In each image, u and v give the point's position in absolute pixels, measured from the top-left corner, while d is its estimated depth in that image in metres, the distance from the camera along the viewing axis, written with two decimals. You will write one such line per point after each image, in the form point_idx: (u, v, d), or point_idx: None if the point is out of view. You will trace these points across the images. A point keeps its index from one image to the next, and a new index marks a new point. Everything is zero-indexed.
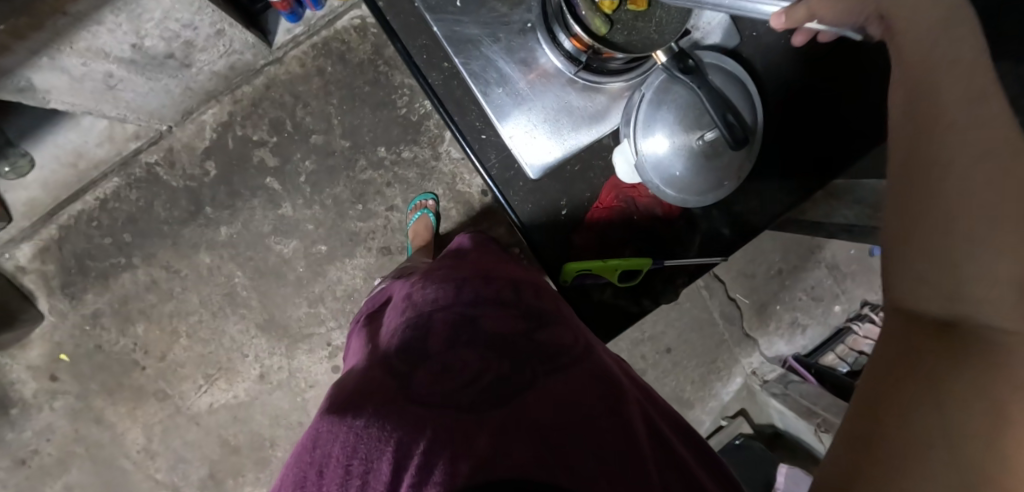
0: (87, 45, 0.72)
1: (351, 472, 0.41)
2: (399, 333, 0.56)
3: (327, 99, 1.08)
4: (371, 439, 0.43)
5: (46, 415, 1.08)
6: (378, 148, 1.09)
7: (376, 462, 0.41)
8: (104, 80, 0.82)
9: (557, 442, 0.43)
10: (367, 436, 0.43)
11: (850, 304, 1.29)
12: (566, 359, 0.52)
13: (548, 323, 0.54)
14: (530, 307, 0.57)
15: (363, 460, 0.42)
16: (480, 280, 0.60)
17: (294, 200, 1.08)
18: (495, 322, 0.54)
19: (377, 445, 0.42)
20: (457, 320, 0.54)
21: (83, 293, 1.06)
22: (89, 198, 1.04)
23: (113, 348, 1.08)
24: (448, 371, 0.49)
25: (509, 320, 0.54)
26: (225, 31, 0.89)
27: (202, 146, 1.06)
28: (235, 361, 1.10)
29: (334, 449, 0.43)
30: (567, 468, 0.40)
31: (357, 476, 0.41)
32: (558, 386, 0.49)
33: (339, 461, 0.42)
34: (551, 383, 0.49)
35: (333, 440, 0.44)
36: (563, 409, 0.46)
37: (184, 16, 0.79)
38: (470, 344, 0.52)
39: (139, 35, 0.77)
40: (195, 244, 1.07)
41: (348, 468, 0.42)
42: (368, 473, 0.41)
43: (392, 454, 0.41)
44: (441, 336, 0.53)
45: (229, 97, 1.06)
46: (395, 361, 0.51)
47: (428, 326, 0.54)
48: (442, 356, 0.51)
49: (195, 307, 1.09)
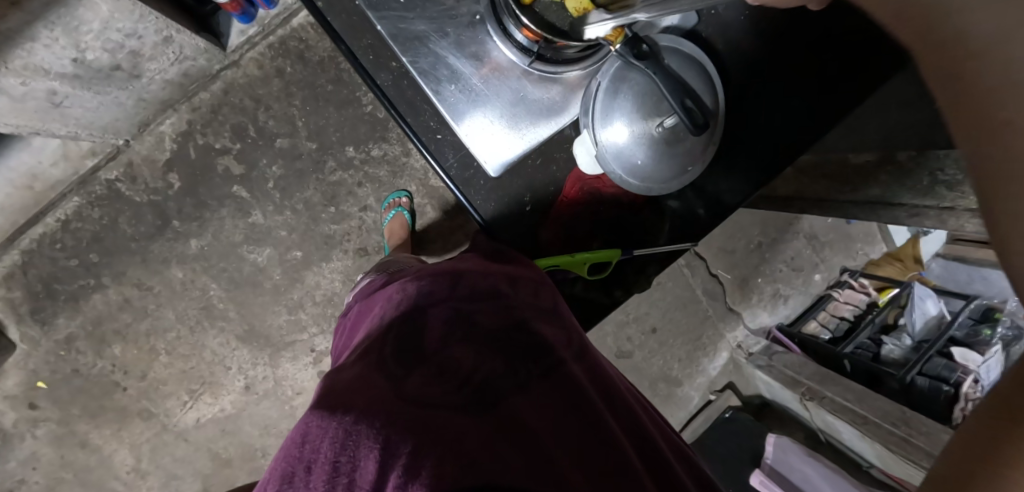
0: (23, 63, 0.70)
1: (339, 470, 0.36)
2: (387, 323, 0.50)
3: (289, 101, 1.04)
4: (359, 434, 0.38)
5: (30, 444, 1.06)
6: (347, 148, 1.07)
7: (364, 460, 0.36)
8: (48, 98, 0.79)
9: (549, 452, 0.41)
10: (356, 430, 0.38)
11: (830, 272, 1.34)
12: (561, 355, 0.49)
13: (543, 317, 0.51)
14: (531, 306, 0.51)
15: (352, 456, 0.37)
16: (478, 270, 0.52)
17: (264, 207, 1.06)
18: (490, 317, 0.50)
19: (366, 440, 0.37)
20: (454, 316, 0.50)
21: (55, 317, 1.04)
22: (50, 220, 1.01)
23: (90, 371, 1.06)
24: (442, 371, 0.46)
25: (505, 317, 0.50)
26: (173, 37, 0.85)
27: (163, 157, 1.03)
28: (218, 374, 1.09)
29: (321, 444, 0.38)
30: (559, 480, 0.39)
31: (344, 473, 0.36)
32: (552, 389, 0.46)
33: (325, 456, 0.37)
34: (545, 385, 0.46)
35: (320, 436, 0.38)
36: (556, 415, 0.45)
37: (126, 26, 0.76)
38: (466, 340, 0.48)
39: (79, 48, 0.74)
40: (166, 259, 1.05)
41: (336, 465, 0.36)
42: (355, 471, 0.36)
43: (381, 451, 0.36)
44: (436, 334, 0.49)
45: (187, 105, 1.02)
46: (387, 357, 0.46)
47: (420, 321, 0.50)
48: (437, 356, 0.47)
49: (171, 323, 1.07)
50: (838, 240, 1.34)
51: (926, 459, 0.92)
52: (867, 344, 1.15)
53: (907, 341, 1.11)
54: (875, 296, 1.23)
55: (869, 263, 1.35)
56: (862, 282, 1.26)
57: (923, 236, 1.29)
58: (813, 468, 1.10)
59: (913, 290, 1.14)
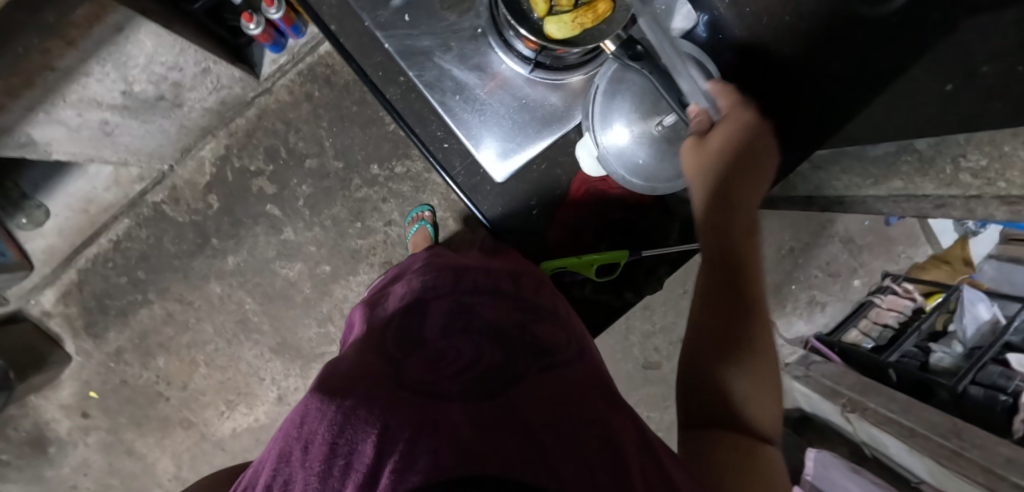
0: (79, 97, 0.76)
1: (336, 451, 0.38)
2: (395, 320, 0.54)
3: (318, 123, 1.10)
4: (358, 420, 0.40)
5: (82, 450, 1.13)
6: (371, 166, 1.11)
7: (361, 443, 0.37)
8: (101, 127, 0.86)
9: (544, 442, 0.39)
10: (355, 416, 0.40)
11: (870, 277, 1.27)
12: (561, 356, 0.50)
13: (545, 318, 0.53)
14: (531, 300, 0.55)
15: (349, 439, 0.38)
16: (480, 268, 0.57)
17: (295, 224, 1.11)
18: (490, 310, 0.53)
19: (363, 426, 0.39)
20: (455, 309, 0.53)
21: (106, 331, 1.11)
22: (103, 240, 1.09)
23: (137, 382, 1.12)
24: (441, 359, 0.47)
25: (509, 313, 0.53)
26: (210, 68, 0.92)
27: (203, 181, 1.10)
28: (253, 385, 1.14)
29: (320, 427, 0.39)
30: (554, 470, 0.36)
31: (341, 456, 0.37)
32: (551, 382, 0.46)
33: (323, 438, 0.38)
34: (545, 377, 0.46)
35: (320, 418, 0.40)
36: (554, 406, 0.43)
37: (169, 59, 0.83)
38: (466, 333, 0.50)
39: (128, 81, 0.81)
40: (206, 275, 1.11)
41: (333, 446, 0.38)
42: (351, 454, 0.37)
43: (377, 436, 0.38)
44: (437, 326, 0.51)
45: (224, 130, 1.09)
46: (392, 350, 0.50)
47: (424, 316, 0.53)
48: (438, 345, 0.49)
49: (210, 336, 1.12)
50: (876, 243, 1.26)
51: (982, 474, 0.82)
52: (913, 352, 1.09)
53: (958, 349, 1.04)
54: (921, 301, 1.18)
55: (913, 268, 1.27)
56: (907, 287, 1.19)
57: (973, 237, 1.24)
58: (856, 484, 1.03)
59: (963, 294, 1.08)
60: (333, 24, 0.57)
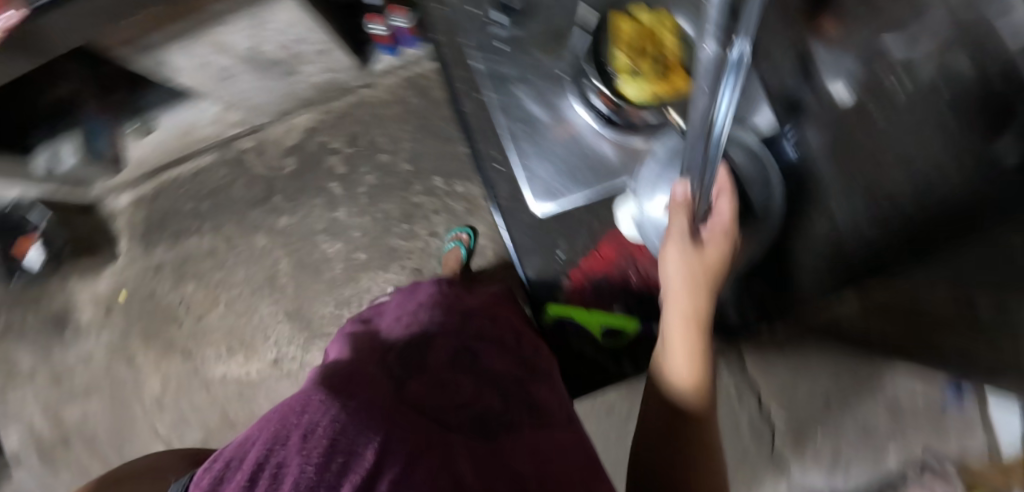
0: (215, 39, 0.86)
1: (335, 447, 0.35)
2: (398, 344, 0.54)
3: (403, 125, 1.18)
4: (360, 423, 0.38)
5: (93, 342, 1.24)
6: (436, 178, 1.17)
7: (362, 447, 0.35)
8: (222, 70, 0.97)
9: None
10: (356, 420, 0.38)
11: (913, 454, 1.06)
12: (552, 421, 0.51)
13: (542, 382, 0.54)
14: (531, 361, 0.56)
15: (350, 440, 0.36)
16: (487, 320, 0.58)
17: (349, 207, 1.18)
18: (494, 360, 0.53)
19: (365, 430, 0.37)
20: (460, 350, 0.53)
21: (156, 244, 1.22)
22: (187, 167, 1.22)
23: (163, 299, 1.22)
24: (443, 392, 0.48)
25: (511, 367, 0.54)
26: (330, 51, 1.03)
27: (289, 143, 1.20)
28: (257, 340, 1.20)
29: (322, 420, 0.37)
30: None
31: (340, 453, 0.35)
32: (542, 441, 0.47)
33: (323, 432, 0.36)
34: (537, 435, 0.47)
35: (322, 411, 0.39)
36: (546, 462, 0.44)
37: (299, 31, 0.92)
38: (469, 374, 0.50)
39: (259, 39, 0.91)
40: (257, 226, 1.20)
41: (333, 442, 0.35)
42: (351, 454, 0.35)
43: (379, 443, 0.36)
44: (441, 359, 0.51)
45: (323, 107, 1.20)
46: (394, 370, 0.49)
47: (428, 348, 0.53)
48: (442, 376, 0.49)
49: (239, 281, 1.20)
50: (928, 417, 1.06)
51: None
52: None
53: None
54: None
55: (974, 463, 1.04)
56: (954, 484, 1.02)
57: None
58: None
59: None
60: (441, 37, 0.67)
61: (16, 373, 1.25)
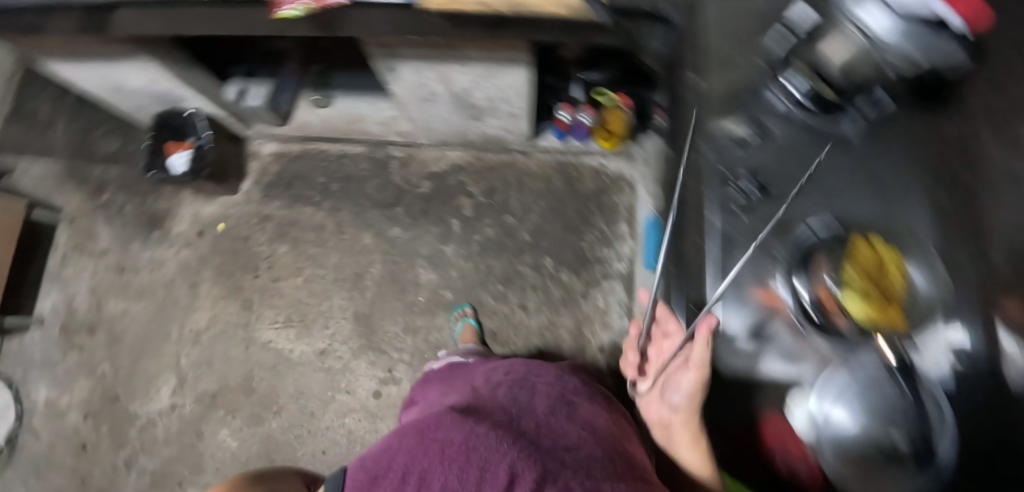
0: (446, 71, 0.93)
1: (469, 463, 0.46)
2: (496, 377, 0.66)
3: (540, 200, 1.24)
4: (485, 435, 0.48)
5: (172, 253, 1.29)
6: (547, 259, 1.20)
7: (490, 463, 0.46)
8: (427, 95, 1.03)
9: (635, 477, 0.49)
10: (480, 433, 0.49)
11: None
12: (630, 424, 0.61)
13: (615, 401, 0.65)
14: (622, 426, 0.63)
15: (479, 457, 0.46)
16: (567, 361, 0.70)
17: (459, 247, 1.22)
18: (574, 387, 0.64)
19: (490, 440, 0.48)
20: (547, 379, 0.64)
21: (274, 198, 1.29)
22: (337, 147, 1.30)
23: (253, 246, 1.27)
24: (541, 402, 0.58)
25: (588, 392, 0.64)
26: (518, 117, 1.09)
27: (433, 168, 1.27)
28: (316, 324, 1.21)
29: (451, 442, 0.48)
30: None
31: (475, 469, 0.46)
32: (627, 443, 0.57)
33: (456, 454, 0.47)
34: (620, 438, 0.58)
35: (450, 434, 0.49)
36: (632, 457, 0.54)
37: (512, 91, 0.99)
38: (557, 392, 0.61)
39: (477, 85, 0.97)
40: (369, 225, 1.25)
41: (466, 462, 0.46)
42: (484, 468, 0.46)
43: (507, 451, 0.47)
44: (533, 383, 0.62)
45: (477, 151, 1.26)
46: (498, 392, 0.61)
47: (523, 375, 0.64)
48: (537, 393, 0.60)
49: (328, 264, 1.24)
50: None
51: None
52: None
53: None
54: None
55: None
56: None
57: None
58: None
59: None
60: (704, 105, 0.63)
61: (94, 248, 1.31)
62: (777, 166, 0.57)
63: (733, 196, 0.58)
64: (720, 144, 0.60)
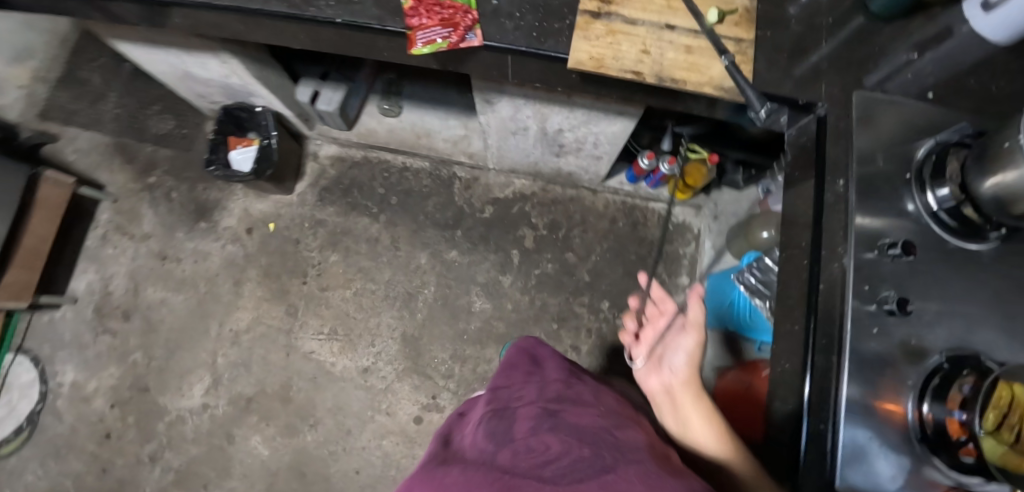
0: (545, 111, 0.89)
1: None
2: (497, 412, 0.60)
3: (602, 240, 1.21)
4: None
5: (217, 247, 1.25)
6: (604, 301, 1.18)
7: None
8: (514, 127, 0.99)
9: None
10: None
11: None
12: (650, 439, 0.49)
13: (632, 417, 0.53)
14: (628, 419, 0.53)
15: None
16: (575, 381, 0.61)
17: (516, 279, 1.20)
18: (576, 404, 0.55)
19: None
20: (544, 402, 0.56)
21: (329, 204, 1.25)
22: (400, 159, 1.27)
23: (304, 251, 1.23)
24: (529, 432, 0.51)
25: (596, 410, 0.55)
26: (600, 158, 1.05)
27: (496, 194, 1.24)
28: (361, 340, 1.18)
29: None
30: None
31: None
32: (632, 451, 0.45)
33: None
34: (623, 447, 0.45)
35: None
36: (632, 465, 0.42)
37: (606, 137, 0.95)
38: (551, 415, 0.53)
39: (571, 126, 0.94)
40: (426, 244, 1.22)
41: None
42: None
43: None
44: (525, 413, 0.55)
45: (543, 183, 1.24)
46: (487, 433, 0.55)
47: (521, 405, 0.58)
48: (526, 423, 0.53)
49: (379, 279, 1.21)
50: None
51: None
52: None
53: None
54: None
55: None
56: None
57: None
58: None
59: None
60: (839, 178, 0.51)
61: (136, 231, 1.27)
62: (914, 281, 0.46)
63: (870, 314, 0.45)
64: (861, 246, 0.47)
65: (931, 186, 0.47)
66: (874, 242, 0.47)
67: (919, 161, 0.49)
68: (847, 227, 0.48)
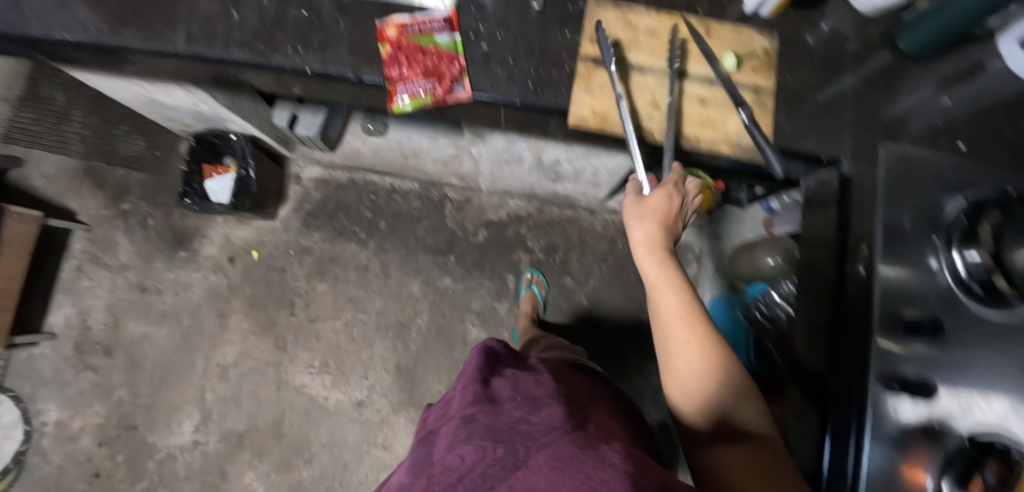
0: (540, 146, 0.83)
1: None
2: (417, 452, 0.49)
3: (600, 262, 1.17)
4: None
5: (199, 277, 1.20)
6: (603, 327, 1.15)
7: None
8: (509, 157, 0.93)
9: None
10: None
11: None
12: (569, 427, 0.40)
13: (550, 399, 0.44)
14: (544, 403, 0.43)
15: None
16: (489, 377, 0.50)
17: (512, 306, 1.16)
18: (491, 405, 0.45)
19: None
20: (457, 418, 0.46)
21: (315, 229, 1.19)
22: (388, 181, 1.21)
23: (291, 280, 1.18)
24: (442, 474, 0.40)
25: (513, 402, 0.44)
26: (601, 185, 0.99)
27: (489, 216, 1.19)
28: (353, 373, 1.14)
29: None
30: None
31: None
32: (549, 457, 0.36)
33: None
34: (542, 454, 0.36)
35: None
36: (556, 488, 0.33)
37: (605, 169, 0.90)
38: (458, 439, 0.42)
39: (568, 159, 0.88)
40: (417, 270, 1.18)
41: None
42: None
43: None
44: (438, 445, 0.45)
45: (538, 204, 1.19)
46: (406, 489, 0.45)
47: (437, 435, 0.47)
48: (437, 462, 0.42)
49: (369, 308, 1.17)
50: None
51: None
52: None
53: None
54: None
55: None
56: None
57: None
58: None
59: None
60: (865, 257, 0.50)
61: (113, 262, 1.21)
62: (939, 365, 0.48)
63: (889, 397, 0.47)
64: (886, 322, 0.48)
65: (958, 246, 0.49)
66: (897, 314, 0.49)
67: (947, 221, 0.50)
68: (871, 291, 0.49)
